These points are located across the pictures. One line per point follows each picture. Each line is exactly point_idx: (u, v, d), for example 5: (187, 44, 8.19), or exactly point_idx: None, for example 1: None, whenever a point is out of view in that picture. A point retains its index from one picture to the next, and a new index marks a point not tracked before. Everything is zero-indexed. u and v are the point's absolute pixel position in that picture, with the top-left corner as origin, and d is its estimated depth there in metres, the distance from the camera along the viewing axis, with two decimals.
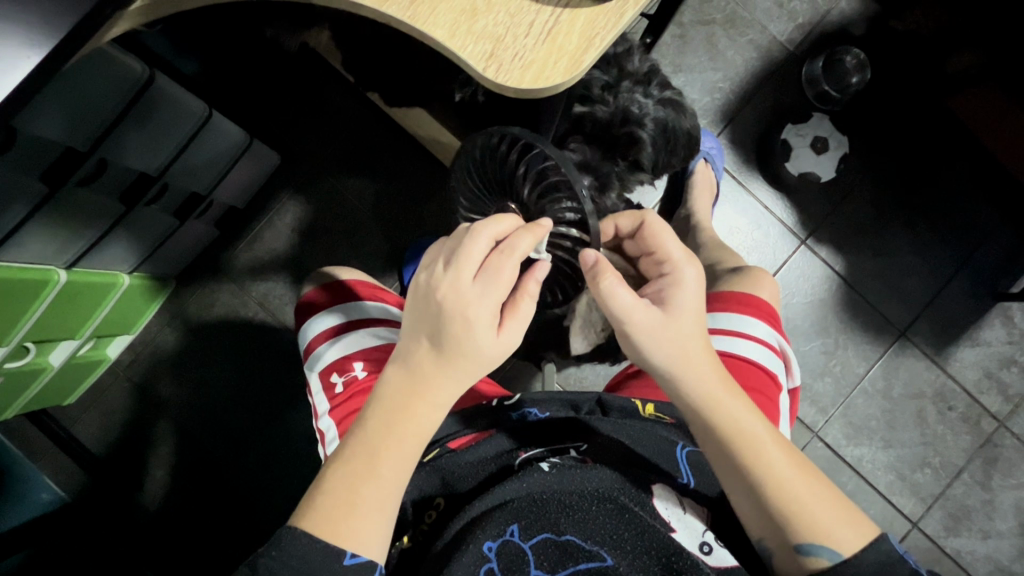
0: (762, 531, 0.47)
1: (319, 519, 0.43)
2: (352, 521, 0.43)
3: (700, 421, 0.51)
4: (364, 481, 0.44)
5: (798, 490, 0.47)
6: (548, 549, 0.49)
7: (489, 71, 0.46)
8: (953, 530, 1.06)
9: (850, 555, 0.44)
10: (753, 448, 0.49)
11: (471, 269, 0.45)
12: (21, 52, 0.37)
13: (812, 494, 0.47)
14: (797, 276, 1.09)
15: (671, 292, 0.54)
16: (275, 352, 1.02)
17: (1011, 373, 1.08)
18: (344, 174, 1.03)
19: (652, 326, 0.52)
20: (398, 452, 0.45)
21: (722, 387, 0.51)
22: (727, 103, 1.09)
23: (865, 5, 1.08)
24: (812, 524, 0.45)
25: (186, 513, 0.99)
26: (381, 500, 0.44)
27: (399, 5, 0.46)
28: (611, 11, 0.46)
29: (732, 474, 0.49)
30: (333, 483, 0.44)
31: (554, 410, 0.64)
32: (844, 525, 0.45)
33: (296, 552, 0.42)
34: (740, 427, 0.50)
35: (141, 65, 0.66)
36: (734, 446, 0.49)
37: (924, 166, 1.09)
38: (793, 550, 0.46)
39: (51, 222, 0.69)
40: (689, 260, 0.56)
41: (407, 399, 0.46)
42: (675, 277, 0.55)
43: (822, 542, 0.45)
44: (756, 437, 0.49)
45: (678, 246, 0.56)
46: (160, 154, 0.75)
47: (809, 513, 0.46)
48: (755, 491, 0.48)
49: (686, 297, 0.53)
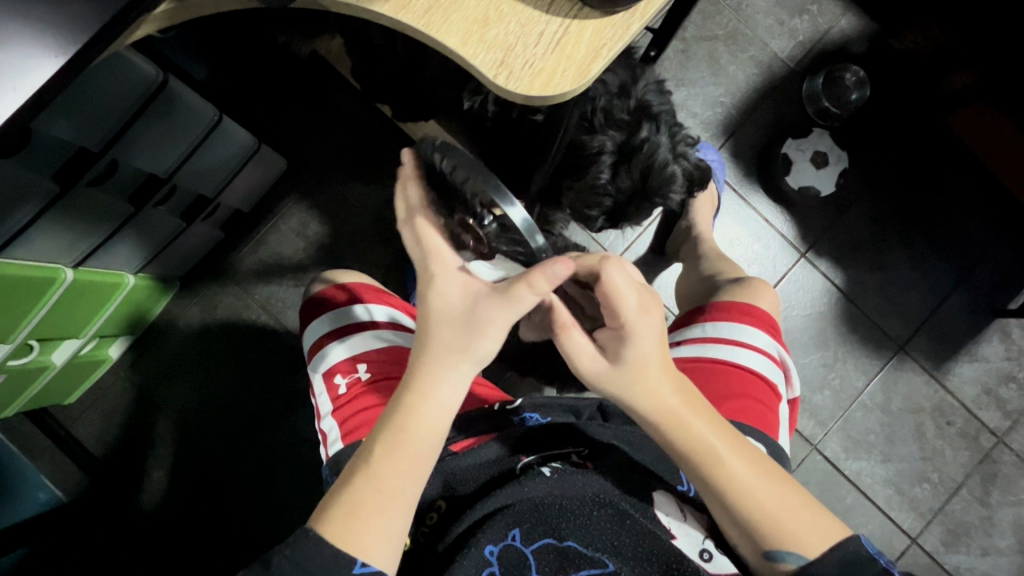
0: (736, 536, 0.50)
1: (325, 527, 0.44)
2: (360, 526, 0.44)
3: (665, 444, 0.50)
4: (374, 486, 0.45)
5: (762, 497, 0.48)
6: (548, 554, 0.50)
7: (499, 78, 0.47)
8: (952, 547, 1.05)
9: (814, 556, 0.46)
10: (715, 466, 0.49)
11: (438, 281, 0.48)
12: (50, 51, 0.38)
13: (784, 504, 0.48)
14: (797, 289, 1.10)
15: (620, 346, 0.49)
16: (276, 356, 1.02)
17: (1009, 389, 1.09)
18: (350, 180, 1.04)
19: (601, 373, 0.50)
20: (406, 452, 0.46)
21: (687, 412, 0.50)
22: (728, 117, 1.10)
23: (864, 24, 1.11)
24: (776, 527, 0.47)
25: (183, 516, 0.99)
26: (392, 499, 0.45)
27: (414, 13, 0.47)
28: (619, 24, 0.48)
29: (701, 486, 0.50)
30: (342, 494, 0.45)
31: (555, 415, 0.63)
32: (810, 530, 0.47)
33: (311, 555, 0.43)
34: (705, 448, 0.49)
35: (154, 70, 0.67)
36: (698, 463, 0.49)
37: (922, 182, 1.10)
38: (765, 555, 0.48)
39: (63, 220, 0.70)
40: (643, 312, 0.49)
41: (409, 400, 0.47)
42: (626, 333, 0.49)
43: (788, 547, 0.47)
44: (721, 455, 0.49)
45: (631, 303, 0.49)
46: (170, 156, 0.76)
47: (775, 518, 0.47)
48: (721, 502, 0.49)
49: (639, 354, 0.49)
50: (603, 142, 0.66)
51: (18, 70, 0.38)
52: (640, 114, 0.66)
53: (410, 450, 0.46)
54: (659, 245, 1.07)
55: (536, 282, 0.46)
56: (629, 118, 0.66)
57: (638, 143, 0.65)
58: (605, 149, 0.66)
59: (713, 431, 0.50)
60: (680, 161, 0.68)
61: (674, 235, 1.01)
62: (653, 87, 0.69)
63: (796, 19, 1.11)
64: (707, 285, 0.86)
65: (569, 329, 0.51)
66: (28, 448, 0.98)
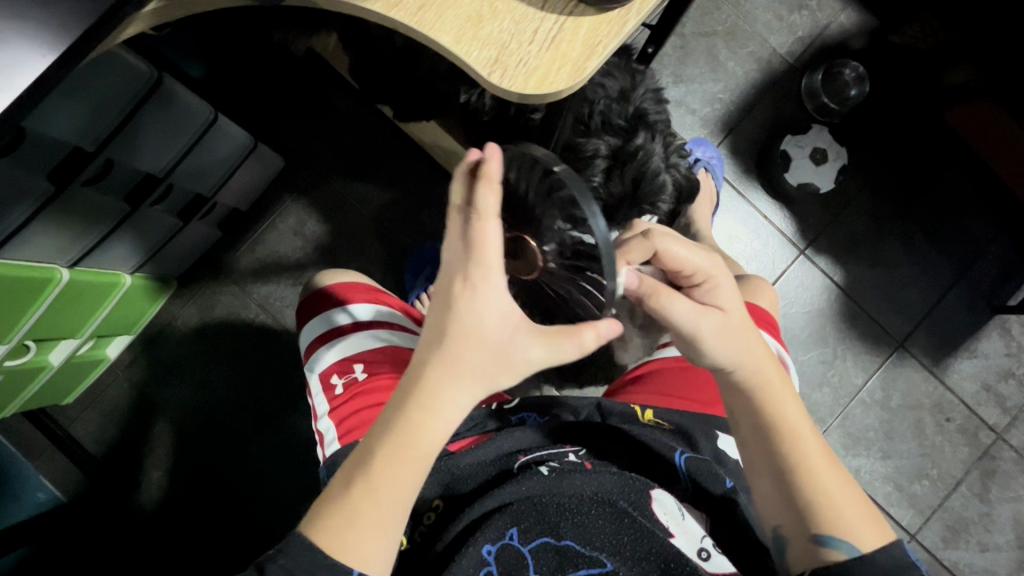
0: (781, 520, 0.49)
1: (317, 533, 0.44)
2: (357, 537, 0.44)
3: (747, 412, 0.52)
4: (370, 500, 0.45)
5: (830, 485, 0.48)
6: (547, 553, 0.49)
7: (493, 76, 0.47)
8: (951, 542, 1.05)
9: (868, 550, 0.45)
10: (794, 444, 0.50)
11: (476, 295, 0.44)
12: (40, 50, 0.37)
13: (846, 493, 0.48)
14: (797, 286, 1.09)
15: (712, 296, 0.52)
16: (275, 355, 1.02)
17: (1009, 385, 1.09)
18: (347, 178, 1.04)
19: (712, 329, 0.51)
20: (411, 469, 0.45)
21: (774, 376, 0.52)
22: (727, 114, 1.10)
23: (864, 20, 1.10)
24: (835, 515, 0.47)
25: (183, 515, 0.99)
26: (381, 519, 0.45)
27: (407, 10, 0.47)
28: (614, 21, 0.47)
29: (765, 465, 0.50)
30: (337, 499, 0.45)
31: (552, 413, 0.64)
32: (868, 523, 0.47)
33: (304, 562, 0.43)
34: (783, 414, 0.51)
35: (149, 67, 0.66)
36: (774, 439, 0.50)
37: (922, 177, 1.10)
38: (812, 541, 0.47)
39: (57, 220, 0.69)
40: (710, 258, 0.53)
41: (414, 413, 0.45)
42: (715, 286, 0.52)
43: (842, 536, 0.46)
44: (800, 431, 0.50)
45: (704, 255, 0.52)
46: (166, 155, 0.75)
47: (837, 508, 0.47)
48: (790, 482, 0.49)
49: (731, 300, 0.53)
50: (597, 145, 0.65)
51: (7, 69, 0.37)
52: (637, 121, 0.68)
53: (414, 466, 0.45)
54: None
55: (583, 338, 0.47)
56: (626, 124, 0.67)
57: (633, 149, 0.65)
58: (599, 153, 0.65)
59: (792, 405, 0.51)
60: (671, 171, 0.69)
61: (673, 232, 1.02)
62: (650, 96, 0.71)
63: (795, 15, 1.10)
64: None
65: (665, 294, 0.50)
66: (26, 447, 0.98)
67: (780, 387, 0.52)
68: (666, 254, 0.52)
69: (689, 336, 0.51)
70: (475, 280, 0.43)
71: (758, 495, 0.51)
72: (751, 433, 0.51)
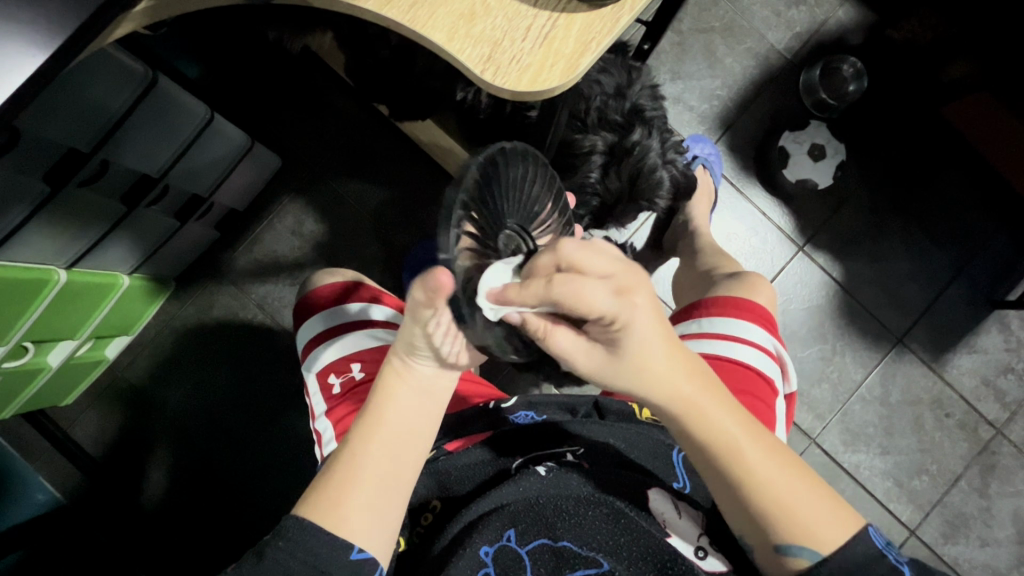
0: (743, 527, 0.49)
1: (312, 514, 0.45)
2: (349, 514, 0.45)
3: (682, 431, 0.49)
4: (348, 474, 0.47)
5: (779, 491, 0.47)
6: (544, 554, 0.49)
7: (486, 74, 0.47)
8: (951, 538, 1.05)
9: (828, 552, 0.45)
10: (735, 461, 0.47)
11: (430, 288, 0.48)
12: (28, 51, 0.37)
13: (795, 491, 0.47)
14: (795, 282, 1.09)
15: (619, 339, 0.42)
16: (273, 354, 1.02)
17: (1008, 380, 1.08)
18: (345, 177, 1.04)
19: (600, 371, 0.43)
20: (385, 443, 0.48)
21: (702, 394, 0.47)
22: (726, 110, 1.09)
23: (862, 14, 1.10)
24: (792, 524, 0.46)
25: (182, 515, 0.99)
26: (345, 482, 0.46)
27: (399, 8, 0.47)
28: (607, 17, 0.47)
29: (717, 479, 0.49)
30: (322, 483, 0.47)
31: (550, 413, 0.64)
32: (829, 523, 0.46)
33: (304, 543, 0.44)
34: (720, 433, 0.47)
35: (143, 67, 0.66)
36: (720, 459, 0.48)
37: (921, 172, 1.10)
38: (775, 548, 0.47)
39: (52, 222, 0.69)
40: (622, 294, 0.40)
41: (382, 392, 0.48)
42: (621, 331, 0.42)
43: (802, 543, 0.46)
44: (735, 442, 0.48)
45: (607, 292, 0.39)
46: (161, 155, 0.75)
47: (794, 516, 0.46)
48: (736, 493, 0.48)
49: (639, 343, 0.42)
50: (594, 141, 0.67)
51: None
52: (634, 117, 0.69)
53: (389, 439, 0.48)
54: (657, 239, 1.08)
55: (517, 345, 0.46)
56: (622, 120, 0.68)
57: (630, 145, 0.66)
58: (596, 149, 0.67)
59: (732, 422, 0.48)
60: (669, 167, 0.70)
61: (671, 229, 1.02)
62: (647, 92, 0.72)
63: (793, 11, 1.10)
64: (702, 280, 0.86)
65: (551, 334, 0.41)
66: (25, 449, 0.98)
67: (712, 404, 0.48)
68: (574, 288, 0.38)
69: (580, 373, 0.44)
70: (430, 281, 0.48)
71: (717, 501, 0.50)
72: (693, 451, 0.49)
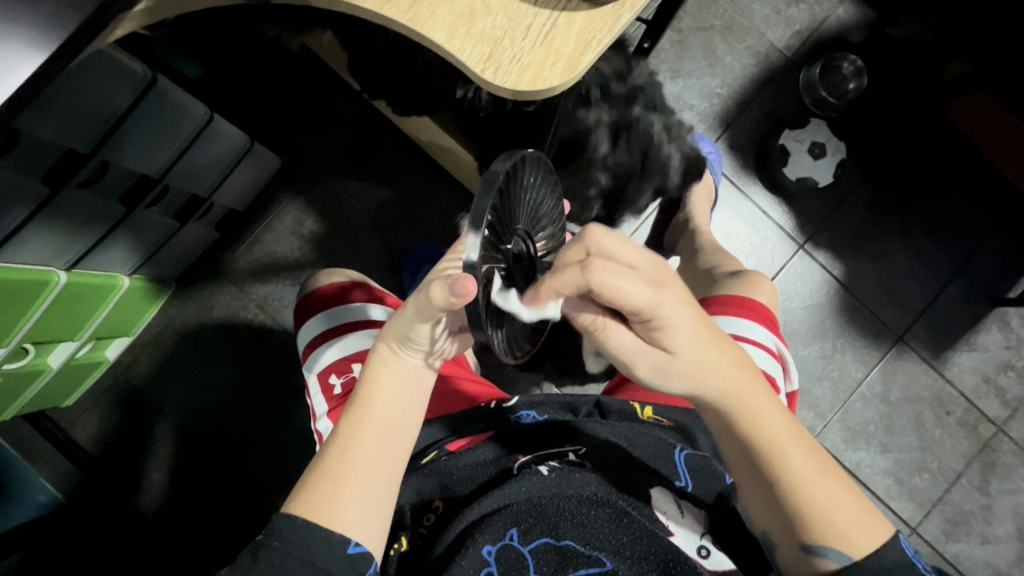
0: (772, 527, 0.49)
1: (305, 510, 0.45)
2: (342, 510, 0.45)
3: (726, 427, 0.50)
4: (343, 468, 0.47)
5: (817, 493, 0.47)
6: (548, 553, 0.49)
7: (486, 73, 0.46)
8: (951, 535, 1.05)
9: (860, 556, 0.46)
10: (777, 458, 0.48)
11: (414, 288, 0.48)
12: (27, 52, 0.37)
13: (834, 496, 0.48)
14: (796, 281, 1.09)
15: (660, 335, 0.44)
16: (273, 355, 1.02)
17: (1008, 378, 1.09)
18: (345, 176, 1.03)
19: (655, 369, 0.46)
20: (376, 436, 0.49)
21: (749, 390, 0.48)
22: (725, 109, 1.09)
23: (862, 12, 1.09)
24: (826, 525, 0.47)
25: (184, 515, 0.99)
26: (340, 474, 0.47)
27: (399, 7, 0.47)
28: (608, 16, 0.47)
29: (755, 477, 0.49)
30: (315, 480, 0.47)
31: (552, 412, 0.63)
32: (863, 528, 0.47)
33: (301, 541, 0.44)
34: (765, 429, 0.48)
35: (142, 67, 0.66)
36: (761, 458, 0.48)
37: (921, 170, 1.10)
38: (805, 551, 0.47)
39: (52, 223, 0.69)
40: (657, 287, 0.42)
41: (369, 382, 0.50)
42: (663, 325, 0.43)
43: (835, 546, 0.46)
44: (779, 440, 0.49)
45: (644, 290, 0.41)
46: (160, 156, 0.75)
47: (829, 518, 0.47)
48: (775, 491, 0.48)
49: (684, 339, 0.45)
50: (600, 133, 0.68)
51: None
52: None
53: (378, 432, 0.49)
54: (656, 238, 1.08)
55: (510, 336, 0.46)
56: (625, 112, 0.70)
57: None
58: None
59: (778, 423, 0.49)
60: None
61: (671, 229, 1.02)
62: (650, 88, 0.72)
63: (792, 9, 1.10)
64: (703, 279, 0.86)
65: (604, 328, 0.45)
66: (27, 450, 0.98)
67: (759, 400, 0.49)
68: (609, 292, 0.40)
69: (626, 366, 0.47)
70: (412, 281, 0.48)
71: (746, 500, 0.51)
72: (733, 445, 0.50)
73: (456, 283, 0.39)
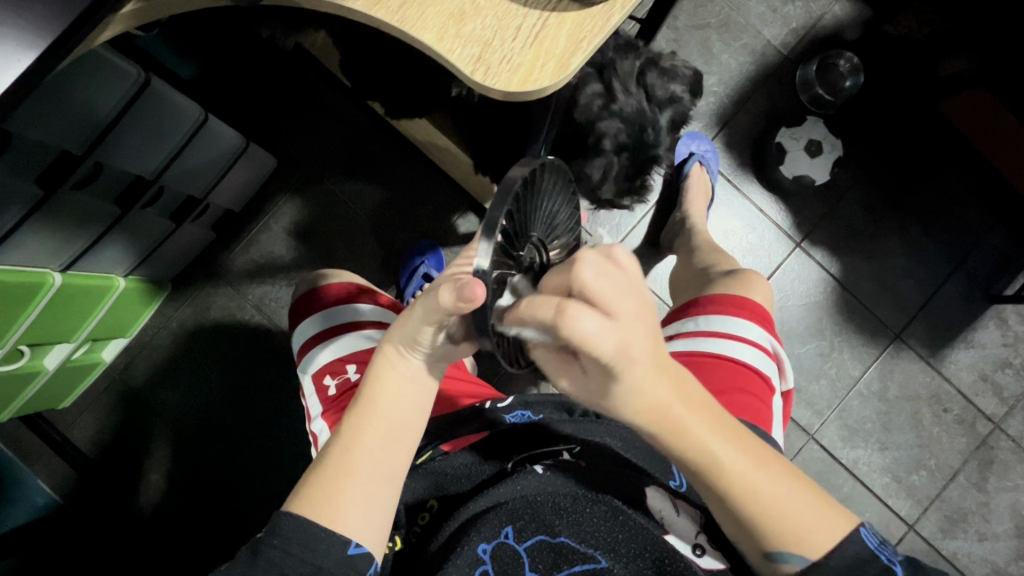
0: (734, 531, 0.47)
1: (306, 507, 0.45)
2: (343, 510, 0.45)
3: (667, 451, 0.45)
4: (341, 468, 0.47)
5: (770, 503, 0.45)
6: (543, 551, 0.50)
7: (476, 74, 0.46)
8: (949, 533, 1.05)
9: (820, 560, 0.44)
10: (727, 481, 0.44)
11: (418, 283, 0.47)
12: (14, 54, 0.37)
13: (789, 497, 0.45)
14: (793, 279, 1.09)
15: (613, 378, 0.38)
16: (270, 355, 1.02)
17: (1006, 375, 1.08)
18: (341, 176, 1.03)
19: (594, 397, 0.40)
20: (376, 438, 0.48)
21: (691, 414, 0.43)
22: (722, 107, 1.09)
23: (859, 9, 1.09)
24: (783, 533, 0.44)
25: (181, 516, 0.99)
26: (338, 475, 0.46)
27: (388, 8, 0.46)
28: (598, 15, 0.47)
29: (707, 493, 0.46)
30: (314, 477, 0.47)
31: (547, 413, 0.63)
32: (818, 525, 0.45)
33: (298, 539, 0.44)
34: (716, 458, 0.44)
35: (136, 68, 0.66)
36: (709, 477, 0.44)
37: (917, 167, 1.10)
38: (766, 556, 0.46)
39: (47, 226, 0.69)
40: (624, 348, 0.36)
41: (373, 382, 0.49)
42: (620, 376, 0.37)
43: (791, 552, 0.44)
44: (728, 461, 0.44)
45: (607, 346, 0.35)
46: (155, 157, 0.75)
47: (783, 522, 0.44)
48: (731, 509, 0.45)
49: (637, 379, 0.38)
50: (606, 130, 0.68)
51: None
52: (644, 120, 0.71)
53: (378, 435, 0.48)
54: (653, 236, 1.08)
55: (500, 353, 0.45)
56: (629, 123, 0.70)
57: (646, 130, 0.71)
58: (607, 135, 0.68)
59: (722, 440, 0.44)
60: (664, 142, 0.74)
61: (667, 228, 1.03)
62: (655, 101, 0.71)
63: (788, 6, 1.10)
64: (699, 279, 0.86)
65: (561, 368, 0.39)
66: (24, 452, 0.98)
67: (704, 424, 0.43)
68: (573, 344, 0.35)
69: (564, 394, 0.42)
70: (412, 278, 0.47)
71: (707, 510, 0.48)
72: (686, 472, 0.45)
73: (465, 288, 0.38)
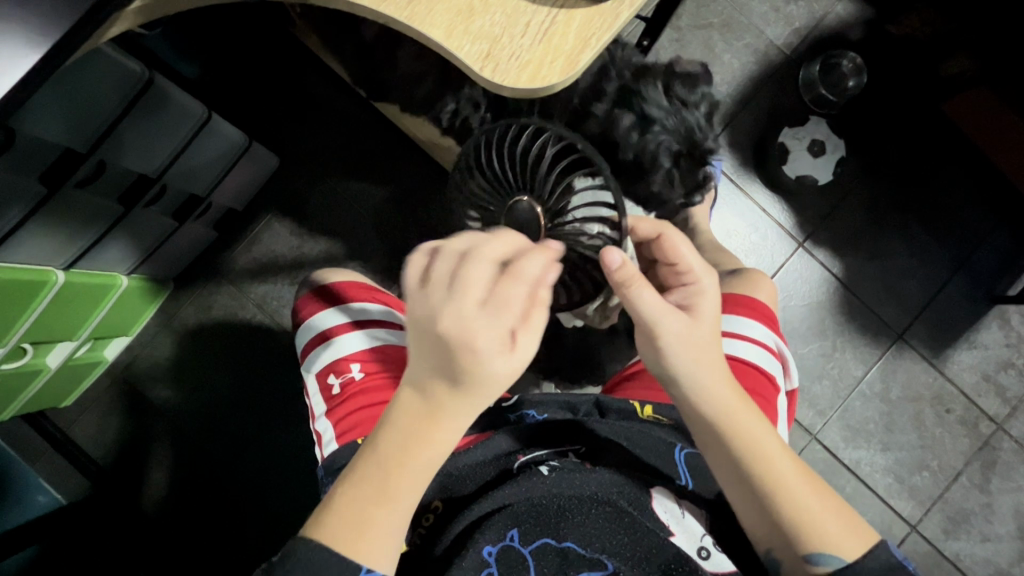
0: (770, 541, 0.46)
1: (332, 537, 0.42)
2: (380, 547, 0.43)
3: (714, 433, 0.49)
4: (387, 508, 0.43)
5: (806, 497, 0.46)
6: (549, 555, 0.49)
7: (485, 70, 0.46)
8: (952, 533, 1.05)
9: (853, 560, 0.44)
10: (761, 460, 0.47)
11: (477, 297, 0.39)
12: (22, 49, 0.36)
13: (819, 501, 0.46)
14: (796, 279, 1.09)
15: (694, 301, 0.50)
16: (272, 354, 1.02)
17: (1009, 375, 1.08)
18: (344, 176, 1.03)
19: (680, 334, 0.48)
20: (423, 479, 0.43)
21: (730, 393, 0.49)
22: (725, 107, 1.09)
23: (861, 10, 1.09)
24: (820, 527, 0.45)
25: (183, 515, 0.99)
26: (395, 522, 0.43)
27: (397, 5, 0.46)
28: (607, 13, 0.46)
29: (744, 488, 0.48)
30: (348, 508, 0.43)
31: (552, 412, 0.64)
32: (850, 531, 0.45)
33: (308, 556, 0.42)
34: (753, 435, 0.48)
35: (140, 67, 0.66)
36: (745, 458, 0.47)
37: (920, 167, 1.10)
38: (802, 561, 0.45)
39: (50, 223, 0.69)
40: (709, 271, 0.52)
41: (425, 422, 0.42)
42: (698, 289, 0.51)
43: (828, 550, 0.44)
44: (763, 444, 0.48)
45: (700, 259, 0.52)
46: (159, 155, 0.75)
47: (814, 518, 0.45)
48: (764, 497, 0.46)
49: (709, 313, 0.50)
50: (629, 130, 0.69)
51: None
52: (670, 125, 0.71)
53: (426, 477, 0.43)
54: None
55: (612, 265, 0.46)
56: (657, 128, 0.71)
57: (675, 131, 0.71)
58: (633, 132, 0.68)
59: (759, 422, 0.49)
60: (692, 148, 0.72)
61: (671, 227, 1.02)
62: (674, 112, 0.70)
63: (791, 6, 1.10)
64: None
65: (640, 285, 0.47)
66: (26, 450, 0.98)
67: (740, 403, 0.49)
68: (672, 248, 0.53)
69: (642, 327, 0.48)
70: (458, 281, 0.40)
71: (740, 512, 0.48)
72: (721, 453, 0.48)
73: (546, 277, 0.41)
